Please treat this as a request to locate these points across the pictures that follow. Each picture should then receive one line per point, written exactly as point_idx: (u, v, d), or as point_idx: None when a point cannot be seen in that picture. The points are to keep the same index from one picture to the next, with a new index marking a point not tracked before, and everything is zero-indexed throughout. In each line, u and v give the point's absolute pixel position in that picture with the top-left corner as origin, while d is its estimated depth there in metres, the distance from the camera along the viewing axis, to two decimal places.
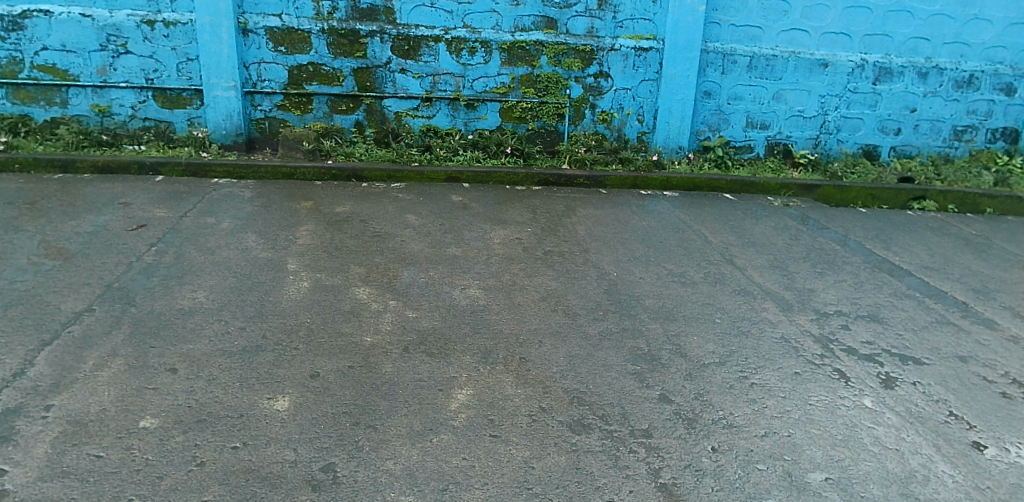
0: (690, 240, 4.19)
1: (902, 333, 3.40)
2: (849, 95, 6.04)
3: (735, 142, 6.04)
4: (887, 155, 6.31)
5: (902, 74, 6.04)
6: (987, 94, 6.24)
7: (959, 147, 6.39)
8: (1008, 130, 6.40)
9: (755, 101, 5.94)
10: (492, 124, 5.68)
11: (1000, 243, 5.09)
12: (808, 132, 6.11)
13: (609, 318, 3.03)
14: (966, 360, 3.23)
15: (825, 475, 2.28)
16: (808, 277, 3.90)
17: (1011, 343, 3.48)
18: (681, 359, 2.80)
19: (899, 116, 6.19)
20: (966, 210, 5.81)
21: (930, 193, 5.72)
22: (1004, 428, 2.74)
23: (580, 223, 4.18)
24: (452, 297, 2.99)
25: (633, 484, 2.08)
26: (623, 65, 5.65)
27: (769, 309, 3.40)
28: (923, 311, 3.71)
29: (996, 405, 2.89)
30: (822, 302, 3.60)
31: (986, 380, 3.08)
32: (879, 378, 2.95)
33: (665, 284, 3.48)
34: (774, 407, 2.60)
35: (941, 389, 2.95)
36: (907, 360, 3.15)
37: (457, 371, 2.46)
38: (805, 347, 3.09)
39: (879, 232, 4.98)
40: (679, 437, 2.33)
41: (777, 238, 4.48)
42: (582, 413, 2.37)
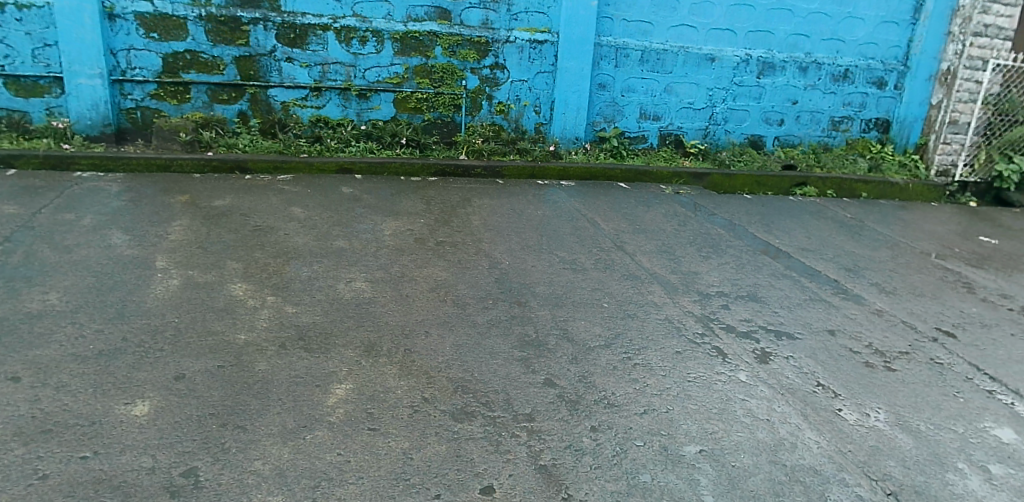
0: (583, 227, 4.27)
1: (777, 310, 3.63)
2: (736, 88, 6.34)
3: (629, 133, 6.19)
4: (771, 145, 6.65)
5: (784, 69, 6.40)
6: (861, 88, 6.72)
7: (837, 137, 6.83)
8: (880, 120, 6.94)
9: (648, 93, 6.12)
10: (387, 115, 5.58)
11: (871, 225, 5.49)
12: (698, 123, 6.36)
13: (498, 306, 3.04)
14: (834, 333, 3.49)
15: (699, 447, 2.41)
16: (693, 261, 4.07)
17: (874, 316, 3.79)
18: (567, 344, 2.86)
19: (782, 108, 6.54)
20: (843, 195, 6.28)
21: (811, 180, 6.12)
22: (865, 394, 2.97)
23: (475, 213, 4.19)
24: (337, 290, 2.91)
25: (512, 468, 2.11)
26: (519, 57, 5.69)
27: (654, 293, 3.54)
28: (798, 289, 3.96)
29: (859, 374, 3.13)
30: (706, 284, 3.77)
31: (852, 351, 3.34)
32: (755, 353, 3.13)
33: (556, 271, 3.53)
34: (654, 385, 2.71)
35: (810, 361, 3.16)
36: (781, 336, 3.35)
37: (337, 366, 2.40)
38: (686, 327, 3.25)
39: (762, 217, 5.26)
40: (561, 419, 2.38)
41: (667, 225, 4.64)
42: (465, 400, 2.36)
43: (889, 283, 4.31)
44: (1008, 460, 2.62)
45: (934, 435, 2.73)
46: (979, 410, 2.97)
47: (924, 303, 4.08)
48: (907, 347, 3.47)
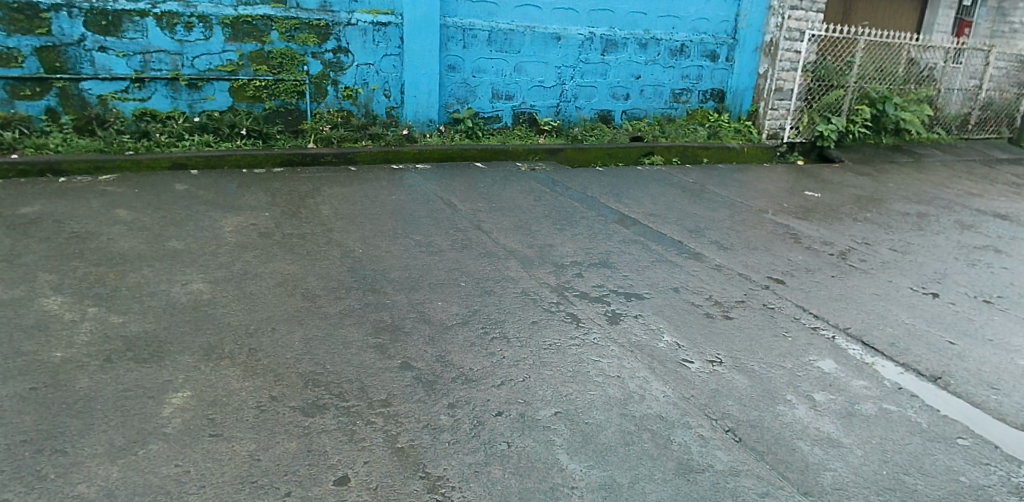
0: (440, 209, 4.26)
1: (627, 274, 3.83)
2: (583, 65, 6.56)
3: (483, 113, 6.25)
4: (619, 118, 6.97)
5: (625, 45, 6.71)
6: (697, 61, 7.17)
7: (678, 108, 7.26)
8: (715, 91, 7.41)
9: (498, 73, 6.20)
10: (223, 105, 5.27)
11: (711, 188, 5.92)
12: (549, 100, 6.53)
13: (351, 294, 2.99)
14: (679, 290, 3.74)
15: (555, 410, 2.51)
16: (548, 234, 4.20)
17: (714, 271, 4.10)
18: (424, 325, 2.87)
19: (627, 83, 6.86)
20: (687, 161, 6.73)
21: (657, 149, 6.52)
22: (706, 342, 3.22)
23: (326, 203, 4.07)
24: (171, 294, 2.73)
25: (368, 455, 2.09)
26: (362, 40, 5.54)
27: (511, 268, 3.62)
28: (646, 253, 4.20)
29: (701, 324, 3.39)
30: (561, 255, 3.91)
31: (694, 304, 3.60)
32: (607, 315, 3.31)
33: (412, 254, 3.51)
34: (511, 356, 2.79)
35: (657, 318, 3.38)
36: (631, 297, 3.56)
37: (172, 374, 2.25)
38: (542, 298, 3.36)
39: (612, 187, 5.51)
40: (418, 400, 2.39)
41: (522, 201, 4.74)
42: (317, 394, 2.30)
43: (728, 240, 4.67)
44: (829, 388, 2.94)
45: (766, 373, 3.01)
46: (804, 346, 3.31)
47: (758, 255, 4.47)
48: (743, 296, 3.79)
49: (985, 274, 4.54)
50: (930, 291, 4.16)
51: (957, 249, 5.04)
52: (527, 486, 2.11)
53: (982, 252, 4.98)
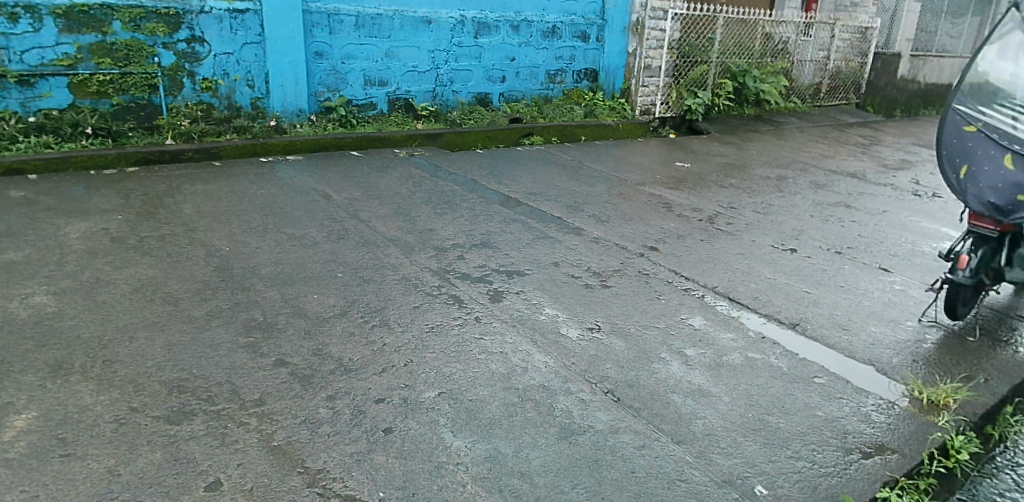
0: (314, 201, 4.16)
1: (508, 252, 3.90)
2: (456, 49, 6.55)
3: (356, 100, 6.11)
4: (497, 101, 7.02)
5: (498, 28, 6.76)
6: (569, 42, 7.33)
7: (554, 89, 7.41)
8: (589, 71, 7.62)
9: (369, 59, 6.08)
10: (63, 102, 4.84)
11: (587, 164, 6.13)
12: (425, 85, 6.48)
13: (218, 295, 2.90)
14: (559, 264, 3.86)
15: (438, 391, 2.53)
16: (428, 219, 4.20)
17: (592, 244, 4.26)
18: (299, 320, 2.83)
19: (502, 65, 6.93)
20: (566, 140, 6.93)
21: (536, 130, 6.66)
22: (586, 311, 3.35)
23: (187, 202, 3.89)
24: (10, 310, 2.58)
25: (242, 457, 2.03)
26: (219, 28, 5.26)
27: (390, 255, 3.59)
28: (527, 231, 4.29)
29: (580, 294, 3.53)
30: (442, 239, 3.93)
31: (574, 277, 3.73)
32: (489, 294, 3.36)
33: (284, 249, 3.43)
34: (392, 343, 2.79)
35: (538, 293, 3.47)
36: (512, 274, 3.63)
37: (14, 395, 2.14)
38: (423, 282, 3.36)
39: (492, 169, 5.59)
40: (294, 396, 2.35)
41: (400, 187, 4.71)
42: (183, 401, 2.23)
43: (605, 213, 4.85)
44: (699, 343, 3.15)
45: (641, 334, 3.18)
46: (676, 306, 3.52)
47: (632, 225, 4.67)
48: (619, 265, 3.97)
49: (836, 228, 4.99)
50: (789, 247, 4.51)
51: (811, 207, 5.49)
52: (412, 468, 2.12)
53: (834, 209, 5.47)
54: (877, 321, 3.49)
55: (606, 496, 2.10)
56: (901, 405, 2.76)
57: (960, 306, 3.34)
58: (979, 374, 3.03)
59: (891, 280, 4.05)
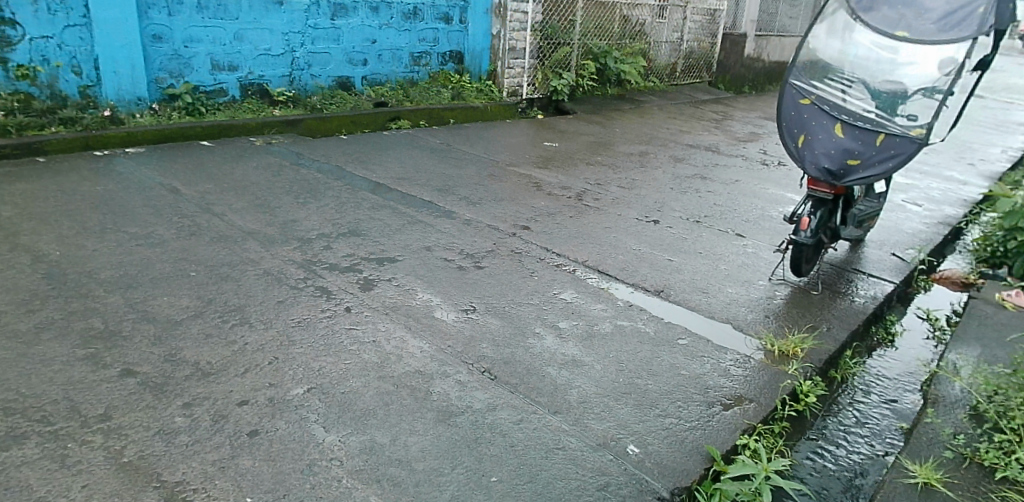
0: (160, 197, 3.87)
1: (378, 239, 3.81)
2: (312, 31, 6.28)
3: (204, 87, 5.71)
4: (360, 84, 6.82)
5: (356, 9, 6.54)
6: (431, 23, 7.24)
7: (419, 71, 7.31)
8: (454, 53, 7.57)
9: (215, 42, 5.69)
10: None
11: (457, 147, 6.11)
12: (280, 69, 6.16)
13: (49, 305, 2.65)
14: (431, 248, 3.82)
15: (307, 387, 2.42)
16: (290, 209, 4.02)
17: (464, 226, 4.25)
18: (147, 326, 2.62)
19: (363, 48, 6.72)
20: (434, 123, 6.89)
21: (402, 113, 6.58)
22: (462, 294, 3.34)
23: (6, 204, 3.50)
24: None
25: (86, 478, 1.87)
26: (33, 9, 4.69)
27: (250, 249, 3.41)
28: (396, 217, 4.21)
29: (453, 276, 3.52)
30: (306, 230, 3.77)
31: (447, 260, 3.71)
32: (359, 283, 3.27)
33: (127, 250, 3.17)
34: (255, 341, 2.64)
35: (410, 278, 3.41)
36: (383, 262, 3.55)
37: None
38: (288, 275, 3.21)
39: (358, 155, 5.42)
40: (145, 407, 2.18)
41: (258, 177, 4.47)
42: (12, 424, 2.03)
43: (476, 195, 4.86)
44: (571, 315, 3.24)
45: (516, 312, 3.22)
46: (549, 282, 3.59)
47: (503, 206, 4.71)
48: (492, 245, 3.99)
49: (694, 199, 5.31)
50: (652, 219, 4.75)
51: (671, 180, 5.80)
52: (281, 469, 2.02)
53: (692, 181, 5.81)
54: (733, 283, 3.75)
55: (486, 473, 2.11)
56: (755, 358, 2.99)
57: (803, 264, 3.63)
58: (821, 324, 3.34)
59: (744, 244, 4.37)
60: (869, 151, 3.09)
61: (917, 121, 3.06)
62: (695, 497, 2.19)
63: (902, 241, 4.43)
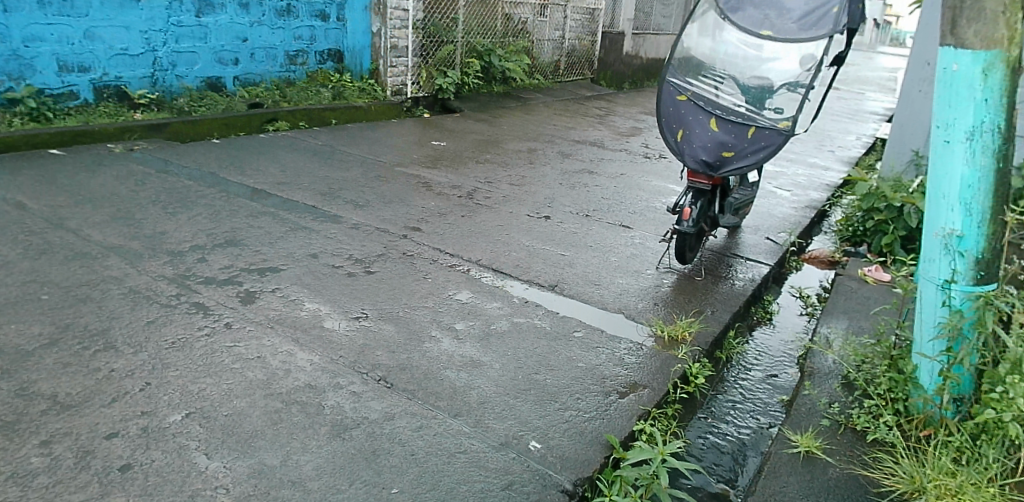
0: (2, 213, 3.46)
1: (259, 249, 3.59)
2: (175, 29, 5.87)
3: (50, 89, 5.17)
4: (231, 85, 6.43)
5: (223, 6, 6.18)
6: (307, 21, 6.97)
7: (296, 71, 7.01)
8: (332, 51, 7.34)
9: (62, 41, 5.17)
10: None
11: (341, 149, 5.90)
12: (140, 70, 5.70)
13: None
14: (318, 255, 3.64)
15: (186, 411, 2.23)
16: (158, 220, 3.71)
17: (352, 230, 4.10)
18: None
19: (233, 46, 6.35)
20: (315, 124, 6.62)
21: (280, 115, 6.27)
22: (352, 301, 3.20)
23: None
24: None
25: None
26: None
27: (113, 266, 3.11)
28: (278, 224, 3.99)
29: (343, 283, 3.37)
30: (177, 242, 3.49)
31: (335, 267, 3.55)
32: (240, 296, 3.06)
33: None
34: (123, 367, 2.41)
35: (296, 288, 3.24)
36: (265, 272, 3.34)
37: None
38: (158, 292, 2.95)
39: (234, 159, 5.11)
40: None
41: (121, 188, 4.10)
42: None
43: (363, 198, 4.70)
44: (467, 316, 3.19)
45: (410, 316, 3.13)
46: (443, 283, 3.53)
47: (393, 208, 4.59)
48: (382, 249, 3.86)
49: (582, 193, 5.41)
50: (543, 215, 4.79)
51: (560, 176, 5.90)
52: None
53: (580, 176, 5.93)
54: (623, 273, 3.85)
55: (386, 485, 2.02)
56: (648, 344, 3.08)
57: (687, 252, 3.80)
58: (706, 308, 3.50)
59: (632, 235, 4.50)
60: (743, 143, 3.28)
61: (782, 113, 3.28)
62: (597, 486, 2.21)
63: (775, 225, 4.73)
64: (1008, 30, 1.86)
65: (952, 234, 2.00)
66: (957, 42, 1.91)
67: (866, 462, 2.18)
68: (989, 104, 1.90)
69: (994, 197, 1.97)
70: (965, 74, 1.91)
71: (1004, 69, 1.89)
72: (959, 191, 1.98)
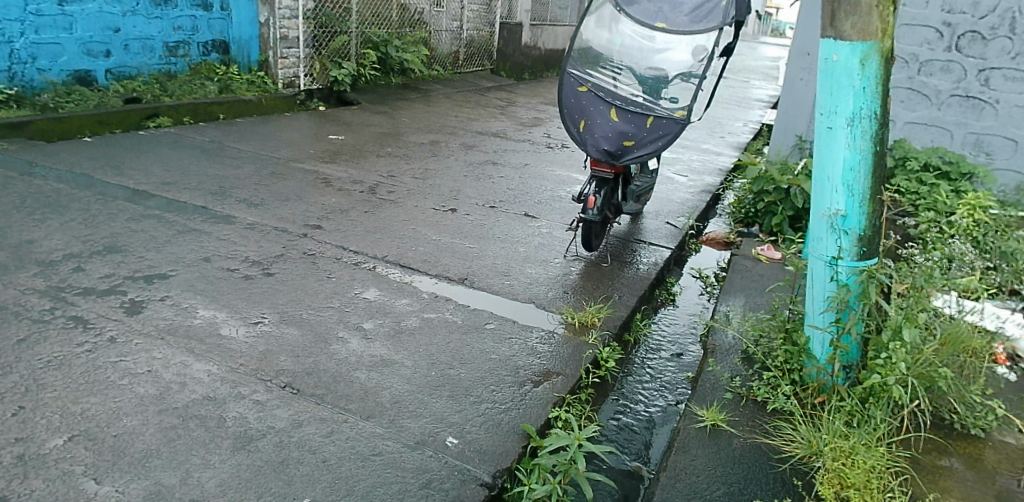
0: None
1: (144, 254, 3.33)
2: (34, 19, 5.34)
3: None
4: (104, 79, 5.93)
5: None
6: (186, 10, 6.54)
7: (177, 63, 6.56)
8: (217, 42, 6.91)
9: None
10: None
11: (232, 145, 5.58)
12: None
13: None
14: (210, 259, 3.42)
15: (69, 435, 2.04)
16: (23, 228, 3.36)
17: (247, 230, 3.88)
18: None
19: (103, 37, 5.86)
20: (201, 120, 6.22)
21: (161, 110, 5.85)
22: (251, 306, 3.03)
23: None
24: None
25: None
26: None
27: None
28: (164, 227, 3.72)
29: (240, 287, 3.19)
30: (47, 251, 3.18)
31: (230, 270, 3.35)
32: (124, 307, 2.82)
33: None
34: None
35: (188, 295, 3.03)
36: (152, 279, 3.10)
37: None
38: (28, 308, 2.68)
39: (110, 159, 4.71)
40: None
41: None
42: None
43: (257, 196, 4.47)
44: (375, 314, 3.10)
45: (314, 318, 3.00)
46: (348, 282, 3.41)
47: (291, 206, 4.39)
48: (281, 249, 3.68)
49: (487, 185, 5.40)
50: (448, 208, 4.73)
51: (464, 167, 5.86)
52: None
53: (484, 167, 5.92)
54: (531, 263, 3.87)
55: (297, 495, 1.93)
56: (559, 332, 3.12)
57: (593, 239, 3.87)
58: (613, 293, 3.58)
59: (538, 225, 4.53)
60: (642, 132, 3.36)
61: (678, 102, 3.39)
62: (516, 476, 2.21)
63: (674, 210, 4.92)
64: (882, 22, 1.99)
65: (836, 214, 2.13)
66: (836, 35, 2.03)
67: (767, 430, 2.30)
68: (866, 92, 2.04)
69: (873, 179, 2.12)
70: (844, 64, 2.04)
71: (878, 59, 2.02)
72: (842, 173, 2.11)
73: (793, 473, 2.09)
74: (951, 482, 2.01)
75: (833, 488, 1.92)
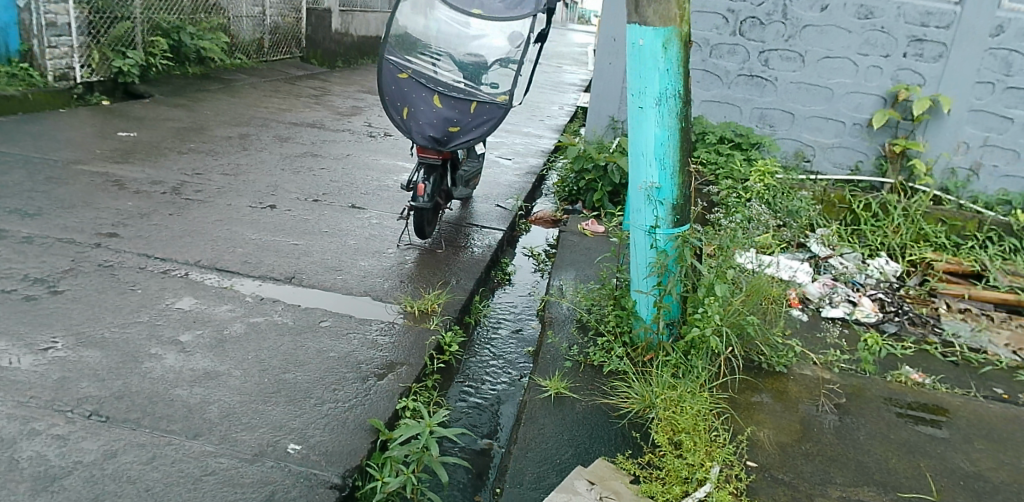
0: None
1: None
2: None
3: None
4: None
5: None
6: None
7: None
8: None
9: None
10: None
11: None
12: None
13: None
14: None
15: None
16: None
17: (23, 245, 3.35)
18: None
19: None
20: None
21: None
22: (37, 330, 2.63)
23: None
24: None
25: None
26: None
27: None
28: None
29: (20, 311, 2.75)
30: None
31: (5, 292, 2.88)
32: None
33: None
34: None
35: None
36: None
37: None
38: None
39: None
40: None
41: None
42: None
43: (33, 205, 3.87)
44: (194, 324, 2.83)
45: (119, 336, 2.67)
46: (158, 292, 3.08)
47: (78, 213, 3.86)
48: (69, 263, 3.22)
49: (308, 178, 5.14)
50: (267, 204, 4.44)
51: (280, 161, 5.52)
52: None
53: (302, 159, 5.63)
54: (363, 256, 3.76)
55: None
56: (399, 322, 3.07)
57: (426, 226, 3.85)
58: (450, 279, 3.59)
59: (367, 216, 4.41)
60: (466, 118, 3.43)
61: (499, 88, 3.47)
62: (367, 472, 2.14)
63: (502, 193, 5.04)
64: (679, 9, 2.17)
65: (651, 186, 2.32)
66: (641, 20, 2.20)
67: (606, 390, 2.45)
68: (670, 74, 2.22)
69: (681, 152, 2.32)
70: (650, 47, 2.21)
71: (679, 43, 2.21)
72: (653, 149, 2.29)
73: (631, 426, 2.25)
74: (763, 415, 2.29)
75: (667, 434, 2.09)
